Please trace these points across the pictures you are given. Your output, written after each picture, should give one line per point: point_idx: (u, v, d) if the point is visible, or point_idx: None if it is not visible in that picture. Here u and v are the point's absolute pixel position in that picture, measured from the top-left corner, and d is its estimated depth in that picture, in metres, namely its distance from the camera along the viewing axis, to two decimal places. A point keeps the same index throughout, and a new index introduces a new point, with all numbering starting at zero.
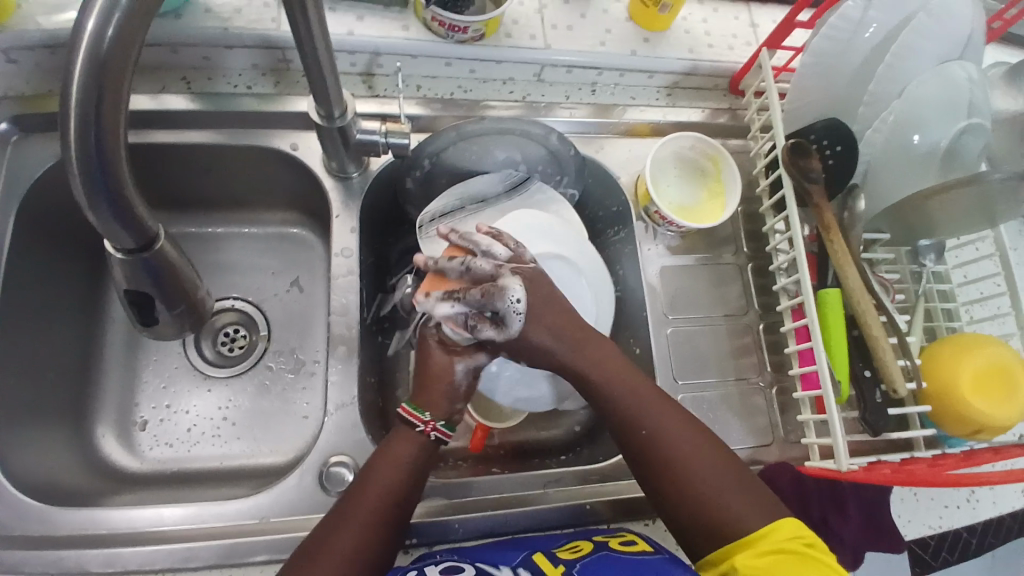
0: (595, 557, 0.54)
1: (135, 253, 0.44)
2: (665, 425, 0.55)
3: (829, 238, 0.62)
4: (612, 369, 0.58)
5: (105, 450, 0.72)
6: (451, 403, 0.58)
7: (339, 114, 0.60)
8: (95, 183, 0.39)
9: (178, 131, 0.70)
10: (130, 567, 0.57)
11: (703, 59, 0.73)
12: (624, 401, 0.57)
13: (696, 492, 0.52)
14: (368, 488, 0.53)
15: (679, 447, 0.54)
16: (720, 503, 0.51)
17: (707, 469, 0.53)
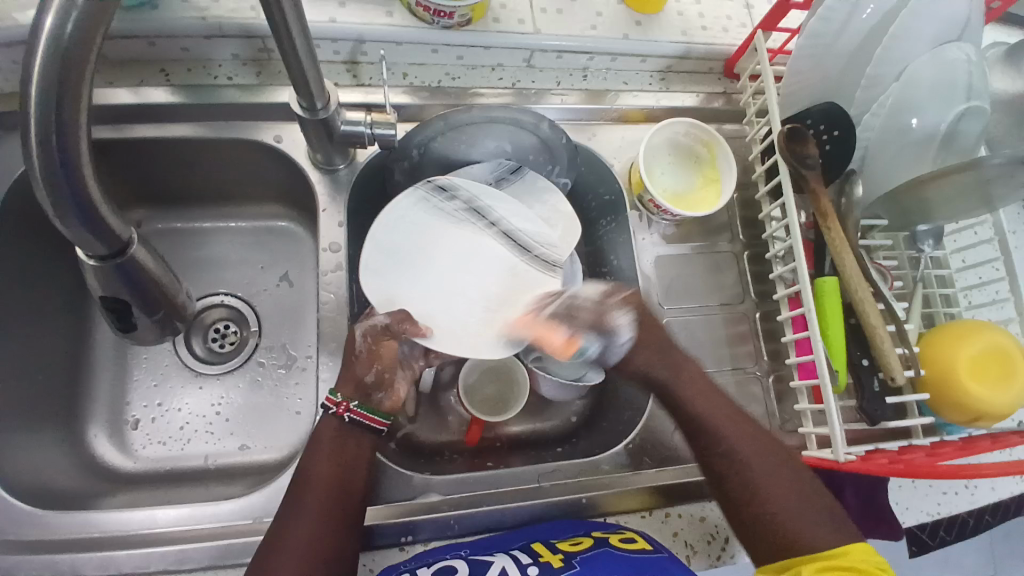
0: (597, 552, 0.54)
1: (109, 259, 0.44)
2: (773, 461, 0.59)
3: (826, 226, 0.61)
4: (709, 410, 0.62)
5: (98, 450, 0.72)
6: (363, 384, 0.59)
7: (322, 105, 0.58)
8: (60, 192, 0.38)
9: (158, 125, 0.68)
10: (125, 569, 0.57)
11: (697, 42, 0.71)
12: (760, 443, 0.59)
13: (779, 516, 0.55)
14: (310, 483, 0.54)
15: (768, 475, 0.58)
16: (804, 532, 0.54)
17: (787, 490, 0.57)
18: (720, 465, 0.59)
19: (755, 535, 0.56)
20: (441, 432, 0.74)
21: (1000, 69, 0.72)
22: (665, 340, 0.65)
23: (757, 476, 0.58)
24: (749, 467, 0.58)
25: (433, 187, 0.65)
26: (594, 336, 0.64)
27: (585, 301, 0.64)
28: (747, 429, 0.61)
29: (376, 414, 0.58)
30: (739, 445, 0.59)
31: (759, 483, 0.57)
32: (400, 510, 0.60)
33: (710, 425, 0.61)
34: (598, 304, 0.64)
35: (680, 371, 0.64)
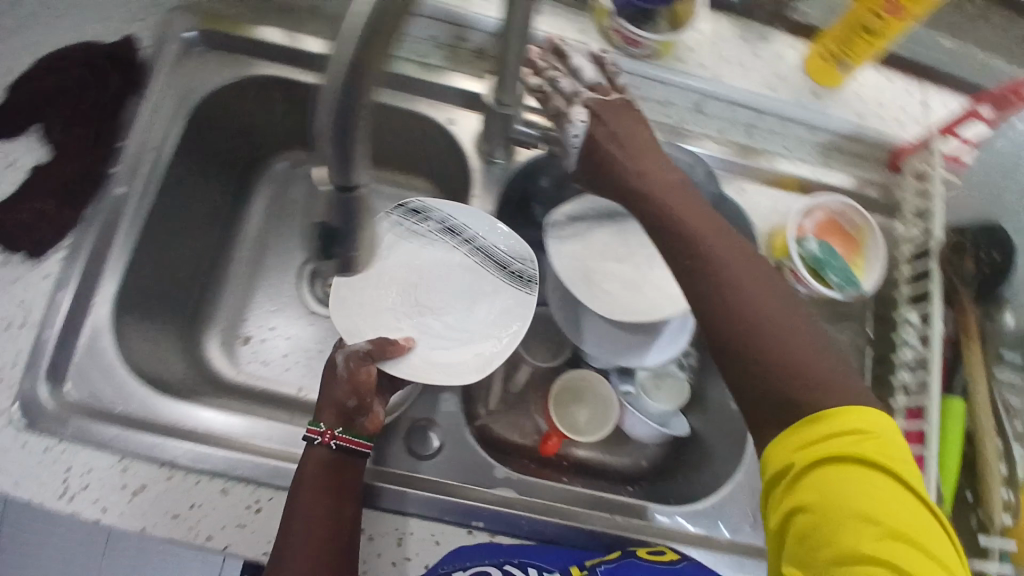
0: (623, 563, 0.59)
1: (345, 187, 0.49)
2: (782, 315, 0.50)
3: (966, 346, 0.62)
4: (717, 249, 0.53)
5: (210, 355, 0.78)
6: (343, 412, 0.59)
7: (508, 102, 0.63)
8: (336, 136, 0.43)
9: (342, 80, 0.74)
10: (216, 468, 0.63)
11: (869, 127, 0.71)
12: (758, 284, 0.52)
13: (791, 361, 0.48)
14: (300, 520, 0.55)
15: (766, 318, 0.50)
16: (811, 375, 0.47)
17: (800, 345, 0.49)
18: (695, 263, 0.54)
19: (760, 374, 0.48)
20: (516, 433, 0.78)
21: None
22: (665, 178, 0.59)
23: (749, 313, 0.50)
24: (754, 303, 0.50)
25: (404, 211, 0.70)
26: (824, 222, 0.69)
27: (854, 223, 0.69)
28: (754, 280, 0.52)
29: (360, 438, 0.59)
30: (724, 267, 0.52)
31: (769, 331, 0.49)
32: (471, 496, 0.66)
33: (705, 257, 0.53)
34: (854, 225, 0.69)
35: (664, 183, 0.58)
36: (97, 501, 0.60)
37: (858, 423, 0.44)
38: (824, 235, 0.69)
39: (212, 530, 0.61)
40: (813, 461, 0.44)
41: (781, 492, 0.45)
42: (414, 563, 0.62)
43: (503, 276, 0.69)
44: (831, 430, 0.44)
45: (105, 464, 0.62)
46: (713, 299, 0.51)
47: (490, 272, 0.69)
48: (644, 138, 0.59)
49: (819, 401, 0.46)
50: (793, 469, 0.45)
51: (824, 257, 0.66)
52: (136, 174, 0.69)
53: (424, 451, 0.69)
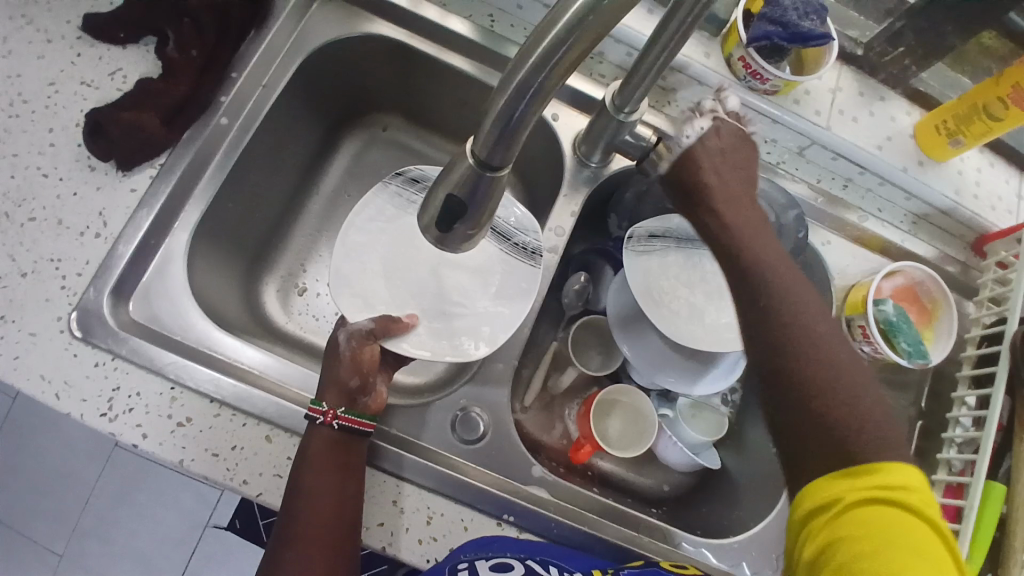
0: (649, 568, 0.57)
1: (490, 168, 0.38)
2: (844, 362, 0.44)
3: (1022, 436, 0.61)
4: (779, 264, 0.47)
5: (264, 298, 0.77)
6: (346, 393, 0.61)
7: (627, 111, 0.62)
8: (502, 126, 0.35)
9: (458, 57, 0.75)
10: (267, 414, 0.62)
11: (966, 206, 0.72)
12: (824, 324, 0.45)
13: (852, 419, 0.42)
14: (301, 496, 0.57)
15: (826, 366, 0.44)
16: (873, 436, 0.42)
17: (854, 392, 0.43)
18: (754, 286, 0.47)
19: (814, 425, 0.43)
20: (547, 434, 0.78)
21: None
22: (736, 186, 0.51)
23: (814, 356, 0.44)
24: (816, 344, 0.44)
25: (403, 181, 0.57)
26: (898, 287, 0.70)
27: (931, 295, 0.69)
28: (816, 321, 0.45)
29: (363, 418, 0.61)
30: (785, 288, 0.46)
31: (828, 380, 0.43)
32: (507, 488, 0.65)
33: (764, 273, 0.47)
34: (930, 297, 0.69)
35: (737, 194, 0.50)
36: (139, 425, 0.59)
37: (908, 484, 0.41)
38: (899, 300, 0.69)
39: (248, 476, 0.60)
40: (854, 506, 0.41)
41: (818, 528, 0.42)
42: (440, 545, 0.61)
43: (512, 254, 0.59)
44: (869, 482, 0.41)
45: (155, 389, 0.61)
46: (772, 332, 0.45)
47: (517, 260, 0.59)
48: (728, 154, 0.53)
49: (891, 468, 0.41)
50: (837, 505, 0.41)
51: (897, 321, 0.66)
52: (240, 108, 0.69)
53: (466, 437, 0.67)
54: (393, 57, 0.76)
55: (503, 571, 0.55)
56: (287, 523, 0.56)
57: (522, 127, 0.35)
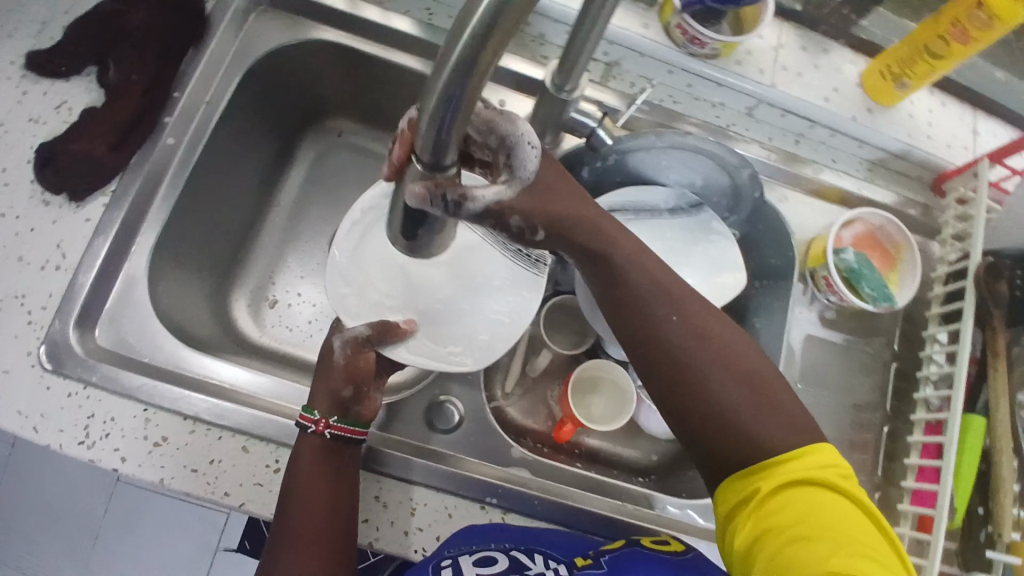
0: (626, 550, 0.57)
1: (441, 167, 0.37)
2: (729, 376, 0.50)
3: (994, 366, 0.62)
4: (657, 281, 0.53)
5: (236, 313, 0.78)
6: (336, 401, 0.61)
7: (569, 89, 0.61)
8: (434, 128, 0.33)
9: (401, 53, 0.74)
10: (240, 425, 0.62)
11: (919, 147, 0.71)
12: (705, 342, 0.51)
13: (736, 427, 0.49)
14: (298, 491, 0.57)
15: (709, 379, 0.50)
16: (760, 436, 0.48)
17: (740, 399, 0.49)
18: (641, 319, 0.52)
19: (705, 434, 0.50)
20: (531, 418, 0.78)
21: None
22: (611, 224, 0.53)
23: (696, 372, 0.50)
24: (695, 366, 0.50)
25: None
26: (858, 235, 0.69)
27: (891, 238, 0.69)
28: (699, 344, 0.51)
29: (355, 426, 0.61)
30: (670, 318, 0.52)
31: (714, 395, 0.50)
32: (488, 472, 0.65)
33: (639, 302, 0.52)
34: (892, 241, 0.69)
35: (618, 238, 0.53)
36: (117, 449, 0.60)
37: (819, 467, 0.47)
38: (861, 247, 0.69)
39: (229, 488, 0.60)
40: (778, 487, 0.47)
41: (746, 518, 0.47)
42: (427, 535, 0.61)
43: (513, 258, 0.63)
44: (797, 470, 0.47)
45: (129, 413, 0.61)
46: (659, 357, 0.52)
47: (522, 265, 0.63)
48: (571, 196, 0.51)
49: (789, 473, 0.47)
50: (757, 495, 0.47)
51: (859, 267, 0.67)
52: (188, 124, 0.69)
53: (444, 426, 0.69)
54: (337, 60, 0.76)
55: (489, 565, 0.54)
56: (286, 518, 0.57)
57: (457, 124, 0.33)
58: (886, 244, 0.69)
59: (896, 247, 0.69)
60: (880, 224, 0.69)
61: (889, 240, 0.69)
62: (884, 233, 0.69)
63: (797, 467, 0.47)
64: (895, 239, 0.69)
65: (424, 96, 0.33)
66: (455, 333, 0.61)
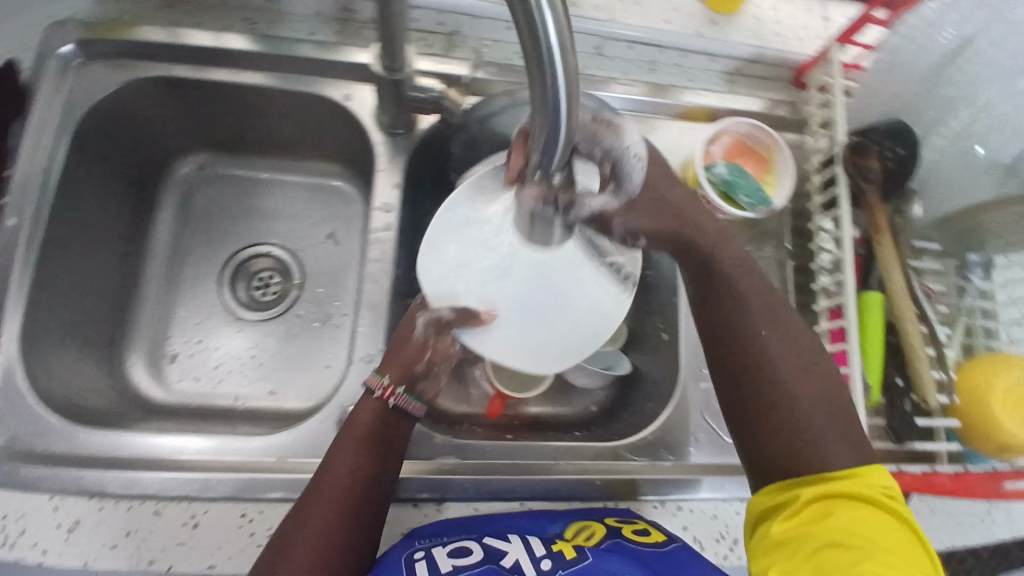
0: (609, 542, 0.56)
1: (550, 173, 0.35)
2: (796, 361, 0.56)
3: (878, 241, 0.63)
4: (751, 285, 0.58)
5: (135, 378, 0.74)
6: (410, 371, 0.61)
7: (399, 67, 0.59)
8: (545, 122, 0.31)
9: (236, 71, 0.71)
10: (150, 491, 0.59)
11: (771, 47, 0.72)
12: (786, 333, 0.57)
13: (783, 401, 0.54)
14: (339, 465, 0.55)
15: (778, 361, 0.56)
16: (804, 413, 0.54)
17: (810, 389, 0.55)
18: (727, 304, 0.58)
19: (754, 404, 0.55)
20: (464, 404, 0.78)
21: None
22: (717, 228, 0.59)
23: (771, 355, 0.56)
24: (770, 347, 0.56)
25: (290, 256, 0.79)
26: (728, 146, 0.70)
27: (760, 141, 0.69)
28: (778, 327, 0.57)
29: (418, 401, 0.61)
30: (766, 324, 0.57)
31: (775, 371, 0.55)
32: (419, 469, 0.63)
33: (738, 308, 0.57)
34: (761, 145, 0.69)
35: (701, 219, 0.58)
36: (36, 543, 0.57)
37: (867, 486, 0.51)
38: (733, 159, 0.69)
39: (154, 553, 0.57)
40: (817, 495, 0.50)
41: (780, 522, 0.51)
42: None
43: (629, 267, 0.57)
44: (842, 480, 0.51)
45: (38, 505, 0.58)
46: (728, 325, 0.58)
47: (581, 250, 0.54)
48: (674, 190, 0.58)
49: (823, 461, 0.52)
50: (796, 501, 0.51)
51: (732, 177, 0.67)
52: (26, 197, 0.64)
53: None
54: (172, 94, 0.72)
55: (463, 556, 0.54)
56: (315, 492, 0.54)
57: (568, 130, 0.32)
58: (757, 148, 0.70)
59: (766, 149, 0.69)
60: (747, 130, 0.69)
61: (759, 143, 0.69)
62: (752, 138, 0.69)
63: (832, 466, 0.52)
64: (764, 141, 0.69)
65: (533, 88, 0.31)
66: (552, 310, 0.55)
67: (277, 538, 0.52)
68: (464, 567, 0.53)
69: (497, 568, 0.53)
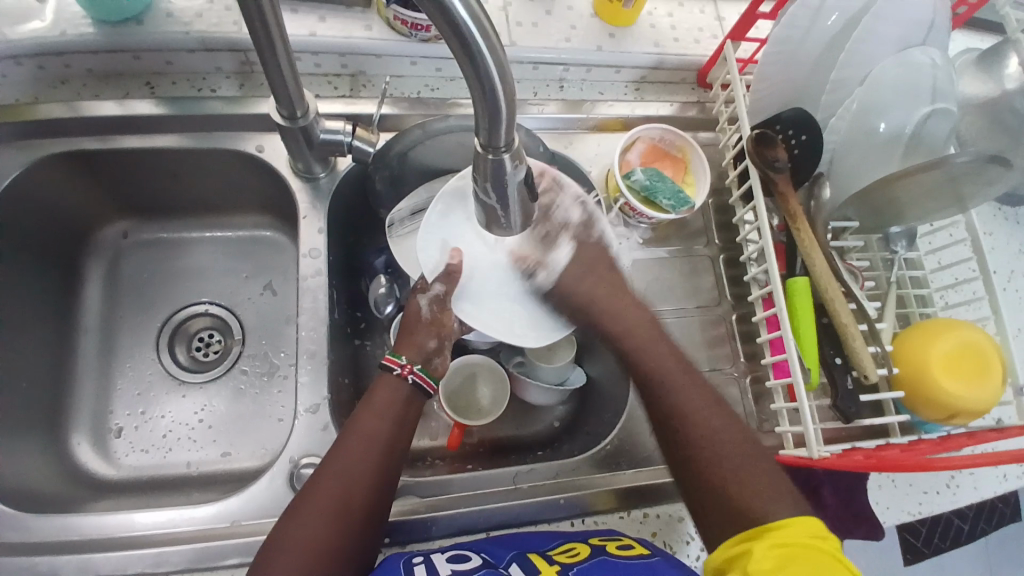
0: (594, 562, 0.52)
1: (500, 148, 0.39)
2: (723, 422, 0.57)
3: (796, 228, 0.63)
4: (664, 351, 0.62)
5: (81, 458, 0.71)
6: (423, 351, 0.62)
7: (301, 114, 0.59)
8: (485, 95, 0.36)
9: (148, 136, 0.70)
10: (102, 573, 0.56)
11: (669, 53, 0.74)
12: (697, 392, 0.59)
13: (716, 459, 0.54)
14: (355, 439, 0.56)
15: (703, 423, 0.57)
16: (738, 468, 0.53)
17: (737, 450, 0.55)
18: (649, 387, 0.60)
19: (691, 466, 0.55)
20: (426, 437, 0.76)
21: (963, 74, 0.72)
22: (628, 307, 0.64)
23: (696, 419, 0.57)
24: (682, 406, 0.58)
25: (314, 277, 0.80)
26: (643, 152, 0.71)
27: (673, 143, 0.71)
28: (696, 393, 0.59)
29: (431, 379, 0.61)
30: (684, 396, 0.58)
31: (702, 433, 0.56)
32: None
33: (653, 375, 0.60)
34: (674, 147, 0.71)
35: (611, 296, 0.64)
36: None
37: (804, 532, 0.46)
38: (650, 163, 0.70)
39: None
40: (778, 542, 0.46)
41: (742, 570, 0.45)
42: None
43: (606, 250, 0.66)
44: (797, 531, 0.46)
45: None
46: (655, 399, 0.59)
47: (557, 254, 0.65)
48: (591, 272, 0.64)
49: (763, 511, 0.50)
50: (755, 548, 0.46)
51: (651, 182, 0.68)
52: None
53: None
54: (85, 166, 0.71)
55: (461, 562, 0.54)
56: (332, 462, 0.54)
57: (506, 98, 0.36)
58: (670, 150, 0.71)
59: (679, 150, 0.71)
60: (659, 134, 0.71)
61: (672, 146, 0.71)
62: (665, 141, 0.71)
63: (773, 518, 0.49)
64: (676, 143, 0.71)
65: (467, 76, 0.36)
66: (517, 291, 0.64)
67: (294, 503, 0.53)
68: (462, 571, 0.52)
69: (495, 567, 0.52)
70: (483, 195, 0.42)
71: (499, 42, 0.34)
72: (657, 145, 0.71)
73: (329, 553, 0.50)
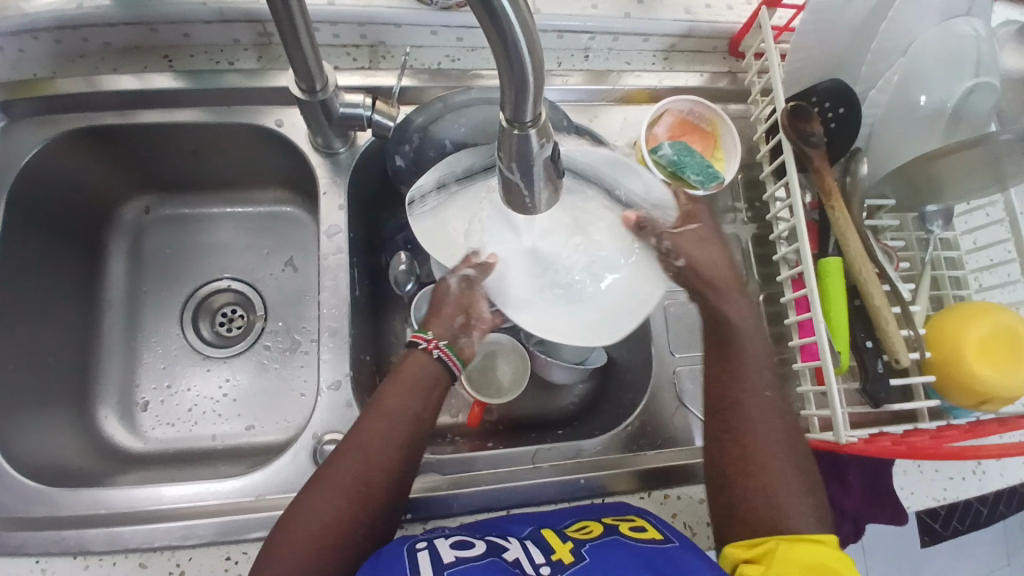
0: (607, 539, 0.52)
1: (526, 125, 0.38)
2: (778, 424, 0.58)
3: (831, 206, 0.61)
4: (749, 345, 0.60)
5: (109, 431, 0.73)
6: (451, 327, 0.61)
7: (320, 88, 0.58)
8: (511, 68, 0.34)
9: (166, 111, 0.70)
10: (131, 545, 0.57)
11: (701, 20, 0.71)
12: (767, 399, 0.59)
13: (762, 454, 0.56)
14: (378, 419, 0.55)
15: (761, 419, 0.58)
16: (772, 477, 0.55)
17: (783, 465, 0.56)
18: (722, 365, 0.60)
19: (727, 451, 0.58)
20: (446, 414, 0.76)
21: (1012, 44, 0.68)
22: (716, 284, 0.62)
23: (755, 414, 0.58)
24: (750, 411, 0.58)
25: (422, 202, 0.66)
26: (672, 126, 0.68)
27: (703, 117, 0.68)
28: (765, 388, 0.59)
29: (457, 357, 0.60)
30: (760, 400, 0.58)
31: (756, 426, 0.57)
32: None
33: (734, 373, 0.59)
34: (704, 120, 0.68)
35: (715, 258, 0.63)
36: None
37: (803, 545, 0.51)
38: (678, 138, 0.68)
39: None
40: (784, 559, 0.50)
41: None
42: None
43: (649, 208, 0.65)
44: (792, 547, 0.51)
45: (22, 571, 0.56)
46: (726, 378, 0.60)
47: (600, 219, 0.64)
48: (714, 253, 0.63)
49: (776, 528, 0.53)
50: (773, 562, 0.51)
51: (679, 157, 0.66)
52: None
53: None
54: (101, 142, 0.71)
55: (465, 547, 0.53)
56: (359, 435, 0.55)
57: (535, 73, 0.34)
58: (700, 124, 0.68)
59: (710, 123, 0.68)
60: (688, 107, 0.68)
61: (702, 119, 0.68)
62: (693, 114, 0.69)
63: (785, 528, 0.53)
64: (706, 116, 0.68)
65: (490, 48, 0.34)
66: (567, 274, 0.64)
67: (318, 472, 0.54)
68: (466, 558, 0.51)
69: (500, 558, 0.51)
70: (508, 174, 0.41)
71: (529, 9, 0.32)
72: (686, 118, 0.68)
73: (343, 530, 0.51)
